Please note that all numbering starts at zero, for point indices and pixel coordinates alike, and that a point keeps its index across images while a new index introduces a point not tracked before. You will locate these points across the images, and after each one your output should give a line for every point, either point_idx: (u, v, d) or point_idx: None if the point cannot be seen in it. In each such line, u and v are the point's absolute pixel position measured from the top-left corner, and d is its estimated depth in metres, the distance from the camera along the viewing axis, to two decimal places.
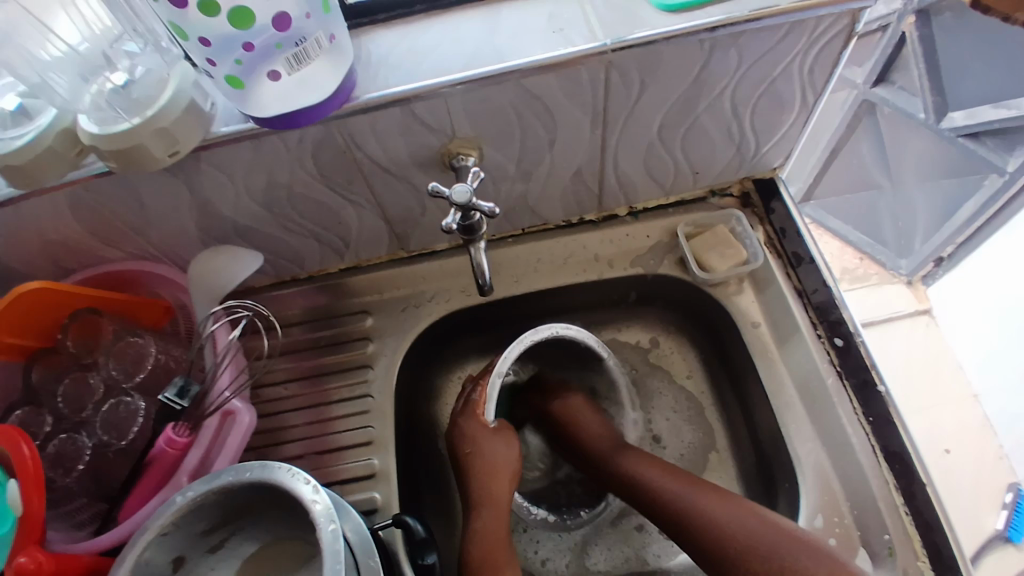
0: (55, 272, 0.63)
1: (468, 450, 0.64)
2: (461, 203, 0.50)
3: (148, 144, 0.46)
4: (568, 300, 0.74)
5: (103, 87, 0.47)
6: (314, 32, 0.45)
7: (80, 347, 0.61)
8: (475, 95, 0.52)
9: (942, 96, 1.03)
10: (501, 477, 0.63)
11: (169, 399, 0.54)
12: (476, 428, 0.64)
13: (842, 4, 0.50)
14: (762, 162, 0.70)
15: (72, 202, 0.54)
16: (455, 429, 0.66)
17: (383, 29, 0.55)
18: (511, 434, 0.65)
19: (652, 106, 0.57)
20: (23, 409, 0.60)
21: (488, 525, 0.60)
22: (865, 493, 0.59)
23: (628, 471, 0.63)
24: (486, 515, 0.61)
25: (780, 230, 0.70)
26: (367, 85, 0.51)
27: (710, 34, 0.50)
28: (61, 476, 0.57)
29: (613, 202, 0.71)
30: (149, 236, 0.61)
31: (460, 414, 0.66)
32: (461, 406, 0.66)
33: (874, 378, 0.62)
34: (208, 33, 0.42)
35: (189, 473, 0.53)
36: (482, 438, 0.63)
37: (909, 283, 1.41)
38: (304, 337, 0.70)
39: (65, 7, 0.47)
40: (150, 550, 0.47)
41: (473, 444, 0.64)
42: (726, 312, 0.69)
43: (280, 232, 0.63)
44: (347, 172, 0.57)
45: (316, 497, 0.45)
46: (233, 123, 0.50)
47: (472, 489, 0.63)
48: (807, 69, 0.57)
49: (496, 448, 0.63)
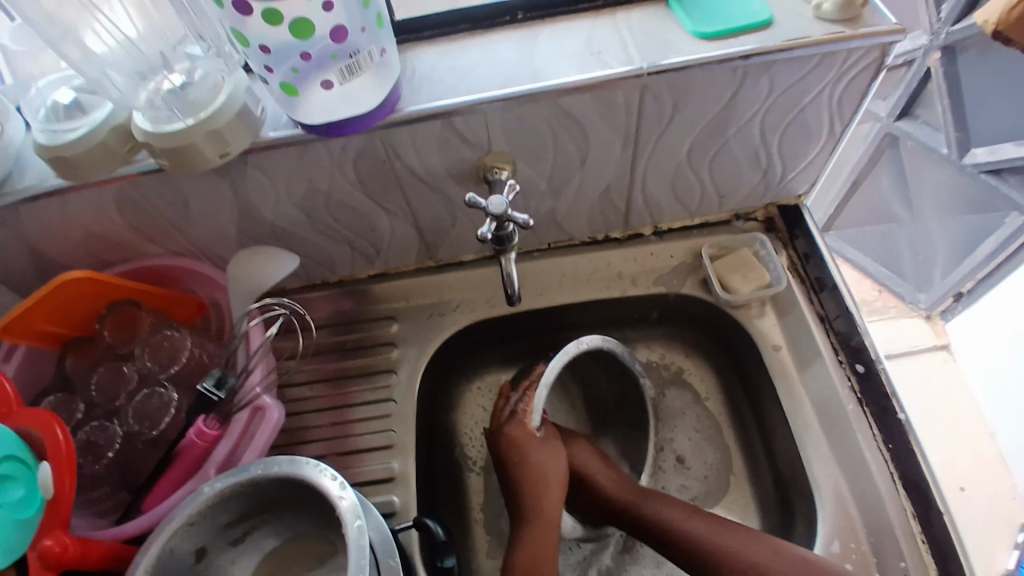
0: (95, 264, 0.65)
1: (516, 460, 0.65)
2: (497, 213, 0.52)
3: (201, 145, 0.49)
4: (589, 316, 0.75)
5: (161, 86, 0.50)
6: (367, 46, 0.47)
7: (116, 338, 0.63)
8: (512, 113, 0.54)
9: (964, 132, 1.03)
10: (538, 488, 0.64)
11: (208, 390, 0.57)
12: (524, 436, 0.66)
13: (872, 37, 0.52)
14: (786, 189, 0.71)
15: (118, 196, 0.56)
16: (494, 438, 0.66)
17: (427, 46, 0.57)
18: (551, 443, 0.67)
19: (681, 131, 0.59)
20: (56, 396, 0.61)
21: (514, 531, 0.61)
22: (882, 520, 0.59)
23: (651, 496, 0.64)
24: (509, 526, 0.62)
25: (804, 256, 0.71)
26: (410, 98, 0.53)
27: (744, 62, 0.52)
28: (90, 463, 0.59)
29: (639, 221, 0.72)
30: (188, 234, 0.63)
31: (505, 423, 0.67)
32: (505, 416, 0.67)
33: (895, 406, 0.62)
34: (268, 41, 0.44)
35: (218, 465, 0.55)
36: (520, 445, 0.65)
37: (928, 318, 1.40)
38: (329, 340, 0.72)
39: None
40: (176, 538, 0.48)
41: (521, 454, 0.65)
42: (748, 335, 0.70)
43: (316, 236, 0.65)
44: (385, 181, 0.59)
45: (344, 493, 0.47)
46: (281, 128, 0.52)
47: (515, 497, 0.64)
48: (835, 99, 0.58)
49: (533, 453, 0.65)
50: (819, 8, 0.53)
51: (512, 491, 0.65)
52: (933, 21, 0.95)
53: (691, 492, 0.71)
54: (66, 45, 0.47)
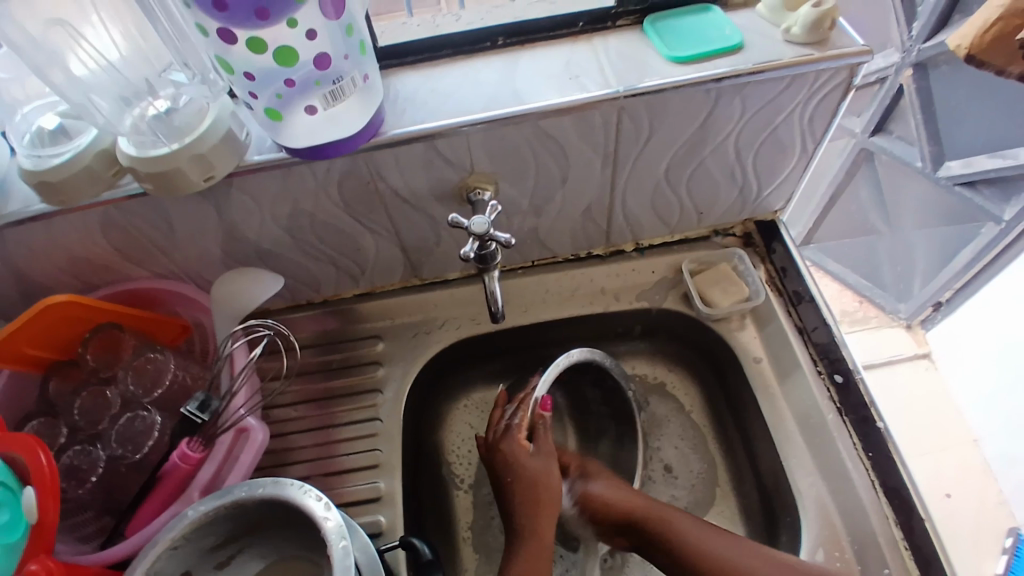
0: (79, 289, 0.65)
1: (510, 477, 0.65)
2: (480, 233, 0.53)
3: (187, 170, 0.49)
4: (573, 332, 0.76)
5: (146, 112, 0.51)
6: (350, 72, 0.48)
7: (100, 361, 0.62)
8: (494, 134, 0.55)
9: (938, 145, 1.06)
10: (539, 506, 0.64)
11: (191, 412, 0.56)
12: (515, 450, 0.66)
13: (841, 58, 0.54)
14: (763, 205, 0.72)
15: (103, 220, 0.56)
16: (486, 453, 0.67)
17: (410, 71, 0.59)
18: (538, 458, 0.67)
19: (659, 150, 0.60)
20: (39, 420, 0.61)
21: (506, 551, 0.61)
22: (865, 527, 0.60)
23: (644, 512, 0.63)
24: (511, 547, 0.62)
25: (781, 269, 0.73)
26: (393, 122, 0.54)
27: (717, 84, 0.54)
28: (73, 487, 0.58)
29: (620, 238, 0.73)
30: (173, 256, 0.63)
31: (500, 439, 0.67)
32: (501, 430, 0.68)
33: (874, 415, 0.63)
34: (251, 68, 0.45)
35: (201, 487, 0.55)
36: (510, 461, 0.65)
37: (908, 328, 1.42)
38: (314, 360, 0.72)
39: (103, 22, 0.47)
40: (160, 562, 0.48)
41: (513, 471, 0.65)
42: (729, 347, 0.71)
43: (301, 256, 0.66)
44: (369, 202, 0.60)
45: (328, 514, 0.47)
46: (265, 152, 0.53)
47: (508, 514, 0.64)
48: (807, 118, 0.60)
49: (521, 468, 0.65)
50: (789, 31, 0.55)
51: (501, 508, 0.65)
52: (904, 39, 0.98)
53: (680, 504, 0.71)
54: (50, 68, 0.47)
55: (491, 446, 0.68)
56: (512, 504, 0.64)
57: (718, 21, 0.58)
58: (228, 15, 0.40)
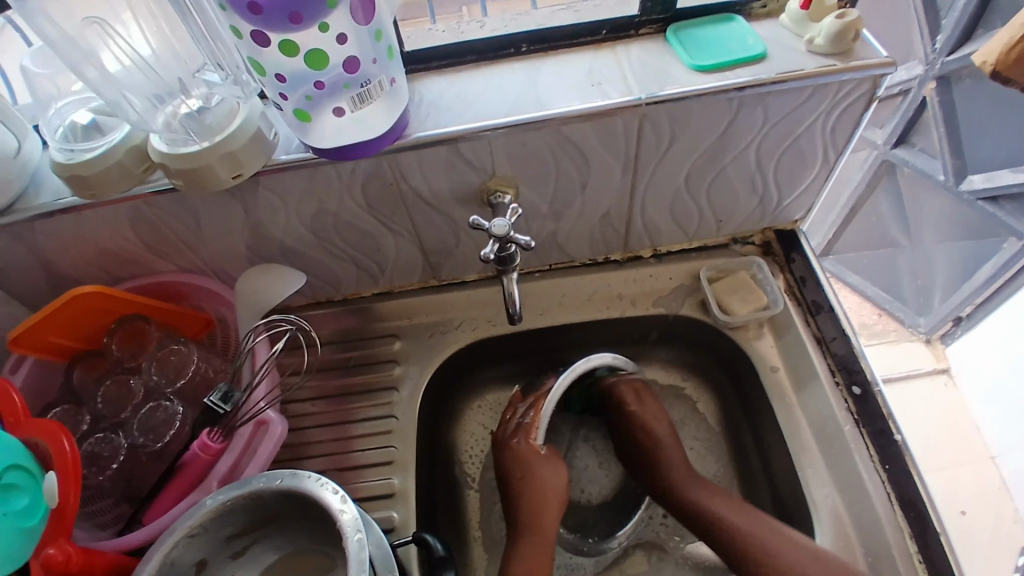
0: (106, 280, 0.67)
1: (519, 476, 0.66)
2: (500, 234, 0.54)
3: (215, 166, 0.50)
4: (589, 335, 0.76)
5: (178, 110, 0.52)
6: (378, 76, 0.49)
7: (125, 352, 0.64)
8: (515, 138, 0.55)
9: (961, 158, 1.05)
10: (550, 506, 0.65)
11: (214, 403, 0.57)
12: (527, 450, 0.67)
13: (865, 70, 0.54)
14: (783, 215, 0.72)
15: (133, 214, 0.58)
16: (507, 451, 0.68)
17: (436, 75, 0.60)
18: (559, 461, 0.68)
19: (678, 158, 0.61)
20: (63, 407, 0.62)
21: (524, 552, 0.62)
22: (880, 541, 0.59)
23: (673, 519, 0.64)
24: (523, 545, 0.62)
25: (800, 279, 0.72)
26: (418, 124, 0.55)
27: (739, 93, 0.54)
28: (95, 474, 0.59)
29: (638, 244, 0.74)
30: (198, 252, 0.65)
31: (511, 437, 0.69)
32: (512, 428, 0.69)
33: (890, 427, 0.63)
34: (282, 69, 0.46)
35: (220, 478, 0.55)
36: (536, 463, 0.66)
37: (927, 342, 1.40)
38: (333, 356, 0.73)
39: (139, 19, 0.50)
40: (177, 549, 0.49)
41: (524, 469, 0.66)
42: (747, 356, 0.71)
43: (323, 255, 0.67)
44: (393, 204, 0.61)
45: (345, 507, 0.47)
46: (292, 151, 0.54)
47: (519, 515, 0.65)
48: (829, 129, 0.60)
49: (542, 473, 0.66)
50: (812, 42, 0.55)
51: (513, 509, 0.66)
52: (928, 52, 0.97)
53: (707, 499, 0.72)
54: (85, 64, 0.48)
55: (502, 444, 0.69)
56: (524, 506, 0.65)
57: (740, 31, 0.58)
58: (262, 18, 0.42)
